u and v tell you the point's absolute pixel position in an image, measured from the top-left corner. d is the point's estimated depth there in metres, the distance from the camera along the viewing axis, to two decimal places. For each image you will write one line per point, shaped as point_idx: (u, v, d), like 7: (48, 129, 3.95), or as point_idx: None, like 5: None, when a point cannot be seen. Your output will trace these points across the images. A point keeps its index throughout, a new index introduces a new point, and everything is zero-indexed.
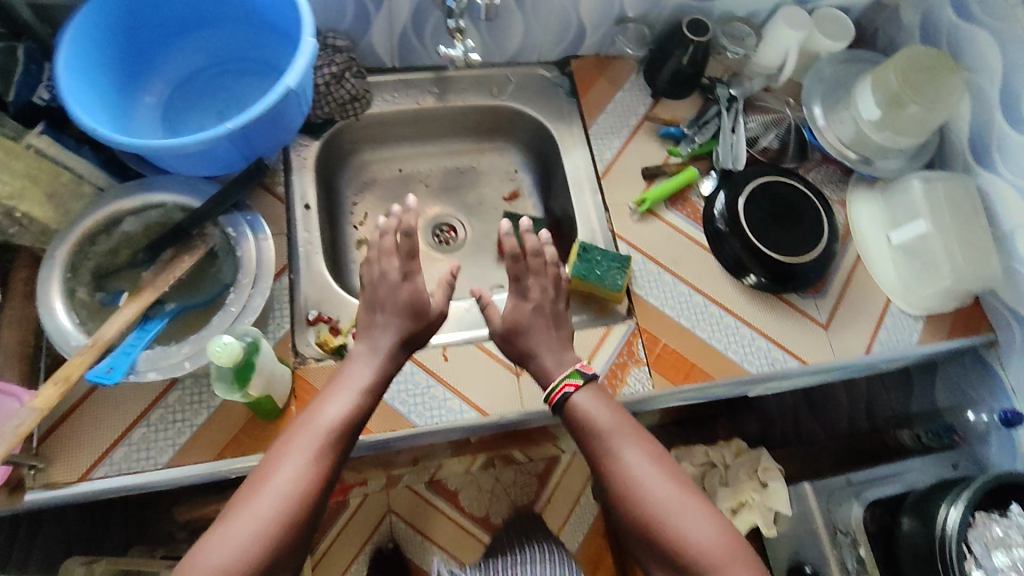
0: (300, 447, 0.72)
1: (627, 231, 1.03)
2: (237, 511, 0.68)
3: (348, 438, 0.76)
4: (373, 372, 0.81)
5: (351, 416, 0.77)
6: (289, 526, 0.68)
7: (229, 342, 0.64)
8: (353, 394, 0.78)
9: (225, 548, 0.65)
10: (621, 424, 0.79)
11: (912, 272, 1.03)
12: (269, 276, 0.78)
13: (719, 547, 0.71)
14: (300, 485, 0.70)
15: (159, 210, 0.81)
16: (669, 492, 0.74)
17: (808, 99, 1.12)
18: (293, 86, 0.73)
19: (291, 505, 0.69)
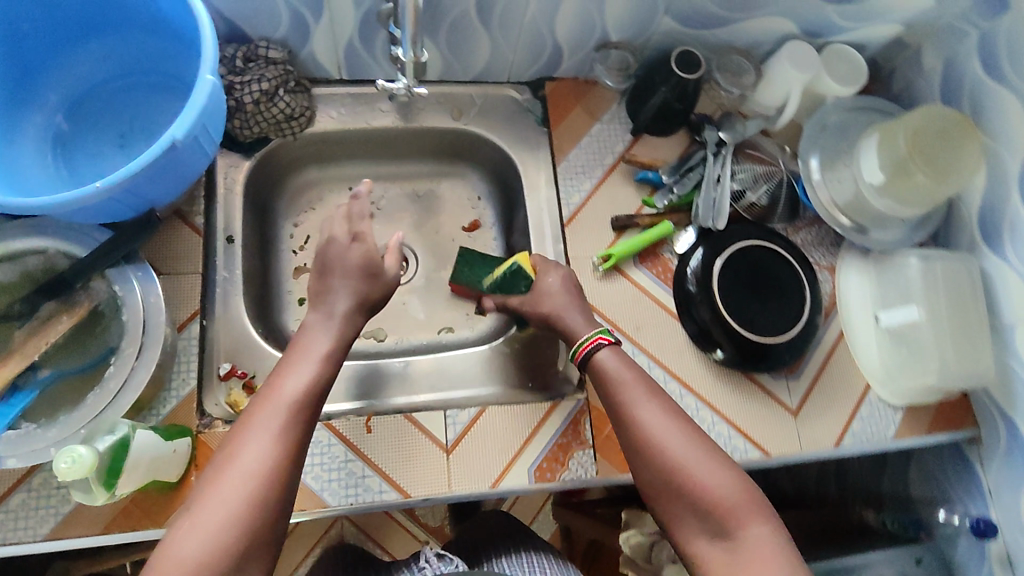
0: (263, 411, 0.65)
1: (587, 289, 0.93)
2: (206, 486, 0.61)
3: (317, 399, 0.69)
4: (340, 335, 0.75)
5: (319, 376, 0.70)
6: (266, 494, 0.61)
7: (82, 453, 0.56)
8: (319, 358, 0.72)
9: (203, 525, 0.58)
10: (630, 386, 0.76)
11: (898, 359, 0.92)
12: (157, 347, 0.69)
13: (742, 499, 0.68)
14: (273, 445, 0.63)
15: (41, 256, 0.70)
16: (686, 450, 0.71)
17: (805, 151, 0.99)
18: (183, 138, 0.61)
19: (268, 470, 0.62)
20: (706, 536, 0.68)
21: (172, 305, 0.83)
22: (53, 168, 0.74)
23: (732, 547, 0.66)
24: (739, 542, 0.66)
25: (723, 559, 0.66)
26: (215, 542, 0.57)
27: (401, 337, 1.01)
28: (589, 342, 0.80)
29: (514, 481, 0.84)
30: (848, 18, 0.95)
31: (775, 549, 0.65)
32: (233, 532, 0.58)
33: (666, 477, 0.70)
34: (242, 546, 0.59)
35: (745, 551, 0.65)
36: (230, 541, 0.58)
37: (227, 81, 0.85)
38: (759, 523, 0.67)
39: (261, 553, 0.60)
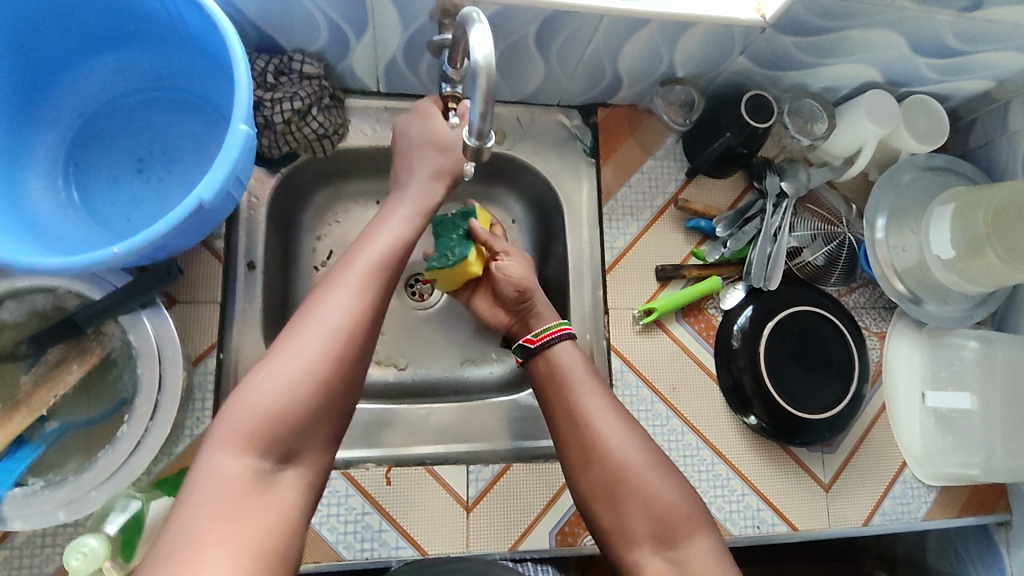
0: (352, 270, 0.62)
1: (625, 343, 0.88)
2: (285, 339, 0.57)
3: (400, 261, 0.66)
4: (422, 219, 0.71)
5: (402, 248, 0.66)
6: (343, 359, 0.58)
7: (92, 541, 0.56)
8: (407, 233, 0.68)
9: (280, 377, 0.55)
10: (583, 382, 0.74)
11: (943, 443, 0.90)
12: (173, 408, 0.65)
13: (688, 510, 0.66)
14: (357, 307, 0.60)
15: (50, 295, 0.65)
16: (634, 452, 0.69)
17: (872, 208, 0.92)
18: (211, 200, 0.55)
19: (348, 331, 0.58)
20: (650, 544, 0.65)
21: (187, 337, 0.77)
22: (64, 193, 0.68)
23: (674, 558, 0.64)
24: (683, 553, 0.64)
25: (667, 570, 0.63)
26: (291, 397, 0.55)
27: (425, 369, 0.96)
28: (556, 329, 0.79)
29: (533, 544, 0.80)
30: (937, 71, 0.86)
31: (719, 563, 0.63)
32: (311, 390, 0.56)
33: (612, 477, 0.68)
34: (315, 406, 0.56)
35: (688, 564, 0.63)
36: (308, 399, 0.55)
37: (256, 97, 0.77)
38: (702, 535, 0.65)
39: (332, 418, 0.58)
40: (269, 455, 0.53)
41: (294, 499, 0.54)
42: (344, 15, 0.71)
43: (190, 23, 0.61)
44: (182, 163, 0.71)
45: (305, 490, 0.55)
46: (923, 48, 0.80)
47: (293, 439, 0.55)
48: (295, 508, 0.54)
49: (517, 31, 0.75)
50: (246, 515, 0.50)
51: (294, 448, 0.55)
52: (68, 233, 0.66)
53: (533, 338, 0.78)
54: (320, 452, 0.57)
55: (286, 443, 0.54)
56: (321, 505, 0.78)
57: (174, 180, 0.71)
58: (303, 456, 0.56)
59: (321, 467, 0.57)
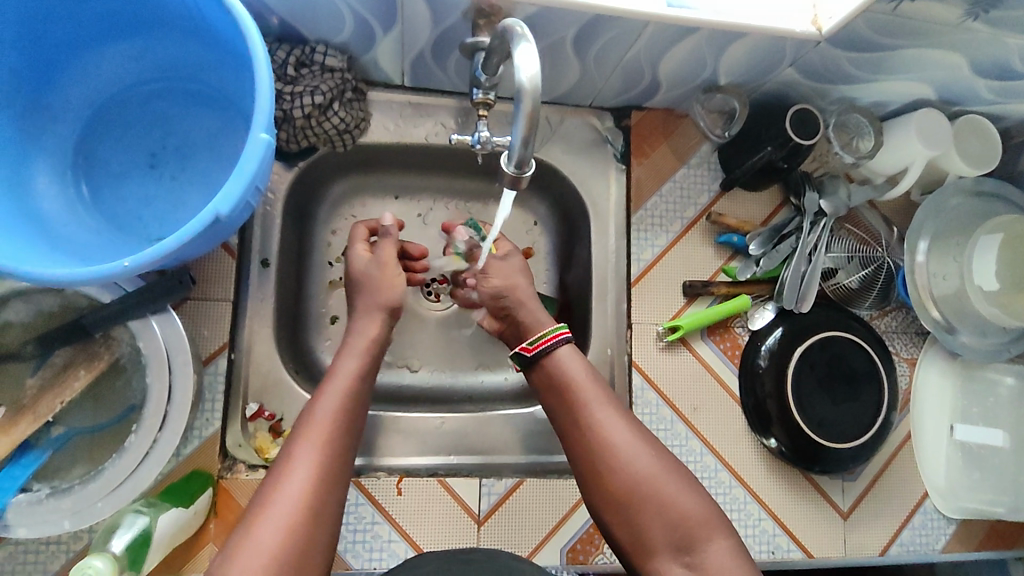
0: (308, 435, 0.59)
1: (646, 359, 0.86)
2: (245, 522, 0.54)
3: (359, 409, 0.64)
4: (371, 354, 0.69)
5: (357, 396, 0.64)
6: (307, 523, 0.55)
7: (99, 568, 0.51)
8: (356, 373, 0.66)
9: (244, 561, 0.51)
10: (588, 388, 0.69)
11: (968, 478, 0.88)
12: (183, 418, 0.62)
13: (705, 513, 0.62)
14: (315, 472, 0.57)
15: (57, 295, 0.63)
16: (645, 459, 0.65)
17: (914, 231, 0.88)
18: (227, 214, 0.52)
19: (310, 498, 0.56)
20: (668, 552, 0.61)
21: (198, 337, 0.75)
22: (73, 188, 0.65)
23: (694, 564, 0.60)
24: (702, 559, 0.60)
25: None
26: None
27: (439, 372, 0.93)
28: (551, 336, 0.73)
29: (544, 560, 0.79)
30: (997, 92, 0.81)
31: (740, 565, 0.59)
32: (277, 564, 0.52)
33: (625, 488, 0.64)
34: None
35: (707, 568, 0.59)
36: (275, 575, 0.51)
37: (275, 89, 0.74)
38: (721, 537, 0.61)
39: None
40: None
41: None
42: (373, 10, 0.67)
43: (210, 15, 0.57)
44: (196, 159, 0.68)
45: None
46: (985, 70, 0.76)
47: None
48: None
49: (556, 34, 0.71)
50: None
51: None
52: (75, 233, 0.63)
53: (528, 346, 0.72)
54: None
55: None
56: None
57: (187, 178, 0.68)
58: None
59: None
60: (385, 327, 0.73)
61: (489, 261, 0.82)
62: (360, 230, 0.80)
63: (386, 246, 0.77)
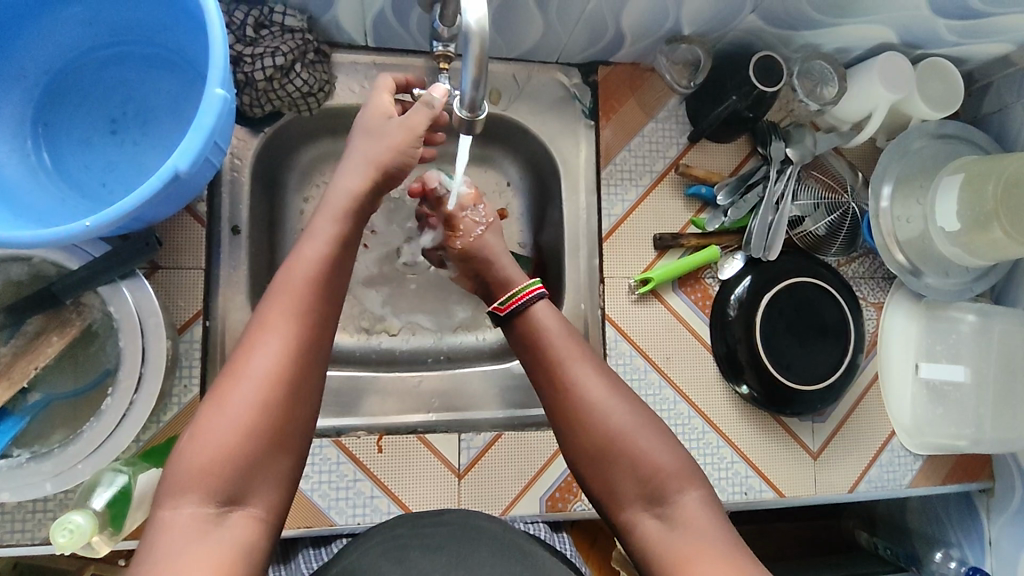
0: (281, 302, 0.56)
1: (619, 313, 0.87)
2: (218, 393, 0.53)
3: (335, 267, 0.60)
4: (351, 216, 0.63)
5: (337, 263, 0.60)
6: (281, 397, 0.54)
7: (81, 523, 0.54)
8: (333, 240, 0.61)
9: (216, 434, 0.51)
10: (563, 345, 0.68)
11: (932, 413, 0.91)
12: (158, 379, 0.63)
13: (676, 465, 0.62)
14: (289, 343, 0.55)
15: (26, 263, 0.63)
16: (619, 413, 0.64)
17: (879, 176, 0.90)
18: (187, 170, 0.53)
19: (284, 370, 0.54)
20: (639, 503, 0.61)
21: (171, 305, 0.75)
22: (34, 156, 0.65)
23: (665, 514, 0.60)
24: (674, 510, 0.60)
25: (659, 527, 0.60)
26: (228, 452, 0.51)
27: (416, 334, 0.94)
28: (525, 292, 0.72)
29: (523, 510, 0.81)
30: (954, 33, 0.83)
31: (710, 515, 0.60)
32: (251, 436, 0.52)
33: (598, 443, 0.63)
34: (259, 450, 0.52)
35: (682, 520, 0.59)
36: (249, 448, 0.52)
37: (236, 52, 0.73)
38: (691, 488, 0.61)
39: (282, 457, 0.53)
40: (213, 508, 0.50)
41: (248, 540, 0.50)
42: None
43: None
44: (157, 124, 0.68)
45: (263, 531, 0.52)
46: (943, 9, 0.77)
47: (240, 490, 0.51)
48: (254, 552, 0.50)
49: None
50: (200, 570, 0.47)
51: (243, 494, 0.51)
52: (41, 200, 0.63)
53: (500, 307, 0.72)
54: (275, 491, 0.53)
55: (230, 491, 0.51)
56: (311, 472, 0.77)
57: (149, 142, 0.67)
58: (252, 500, 0.52)
59: (279, 505, 0.53)
60: (373, 188, 0.65)
61: (461, 217, 0.83)
62: (389, 83, 0.72)
63: (416, 113, 0.65)
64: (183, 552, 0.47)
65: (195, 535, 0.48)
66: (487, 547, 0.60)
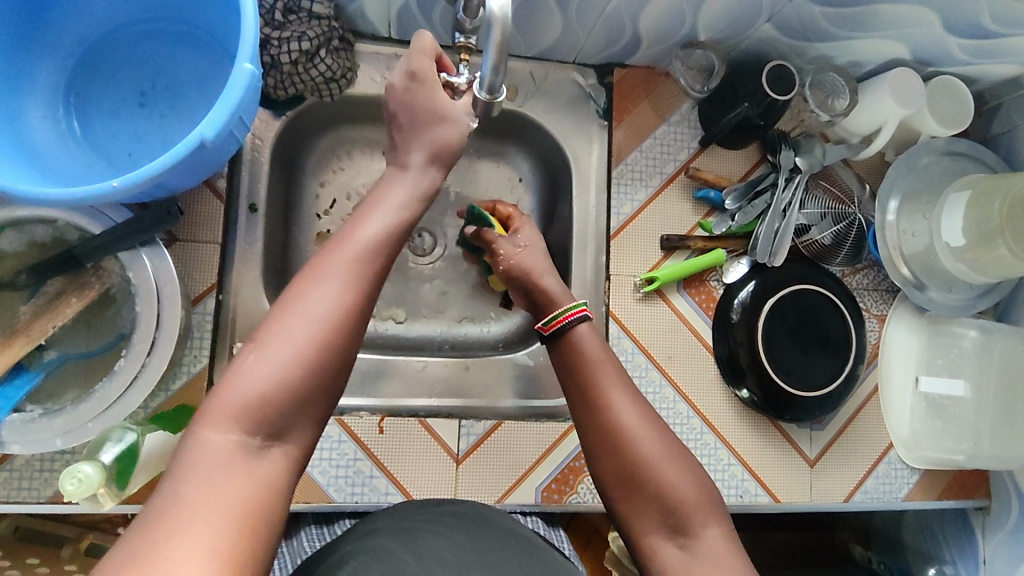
0: (342, 255, 0.57)
1: (623, 310, 0.89)
2: (268, 329, 0.52)
3: (396, 247, 0.60)
4: (421, 200, 0.65)
5: (396, 229, 0.61)
6: (330, 345, 0.53)
7: (88, 474, 0.56)
8: (393, 208, 0.62)
9: (262, 368, 0.51)
10: (606, 370, 0.70)
11: (930, 427, 0.91)
12: (170, 346, 0.65)
13: (703, 500, 0.63)
14: (344, 294, 0.55)
15: (49, 226, 0.65)
16: (653, 442, 0.65)
17: (886, 190, 0.92)
18: (212, 139, 0.55)
19: (336, 320, 0.54)
20: (663, 531, 0.62)
21: (186, 276, 0.77)
22: (64, 123, 0.67)
23: (686, 544, 0.62)
24: (696, 542, 0.61)
25: (679, 555, 0.61)
26: (271, 388, 0.50)
27: (422, 321, 0.96)
28: (568, 314, 0.74)
29: (519, 499, 0.82)
30: (966, 52, 0.84)
31: (732, 552, 0.61)
32: (296, 379, 0.51)
33: (632, 467, 0.64)
34: (300, 392, 0.52)
35: (701, 550, 0.61)
36: (290, 389, 0.51)
37: (263, 35, 0.76)
38: (715, 524, 0.62)
39: (316, 405, 0.53)
40: (248, 443, 0.49)
41: (276, 480, 0.50)
42: None
43: None
44: (185, 99, 0.70)
45: (292, 476, 0.51)
46: (955, 26, 0.79)
47: (275, 427, 0.50)
48: (278, 493, 0.49)
49: None
50: (224, 499, 0.46)
51: (277, 432, 0.51)
52: (69, 165, 0.65)
53: (544, 327, 0.74)
54: (305, 436, 0.53)
55: (266, 427, 0.50)
56: None
57: (176, 117, 0.70)
58: (287, 439, 0.51)
59: (309, 449, 0.53)
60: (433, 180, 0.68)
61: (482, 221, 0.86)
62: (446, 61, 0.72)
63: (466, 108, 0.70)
64: (215, 476, 0.46)
65: (228, 467, 0.47)
66: (492, 535, 0.61)
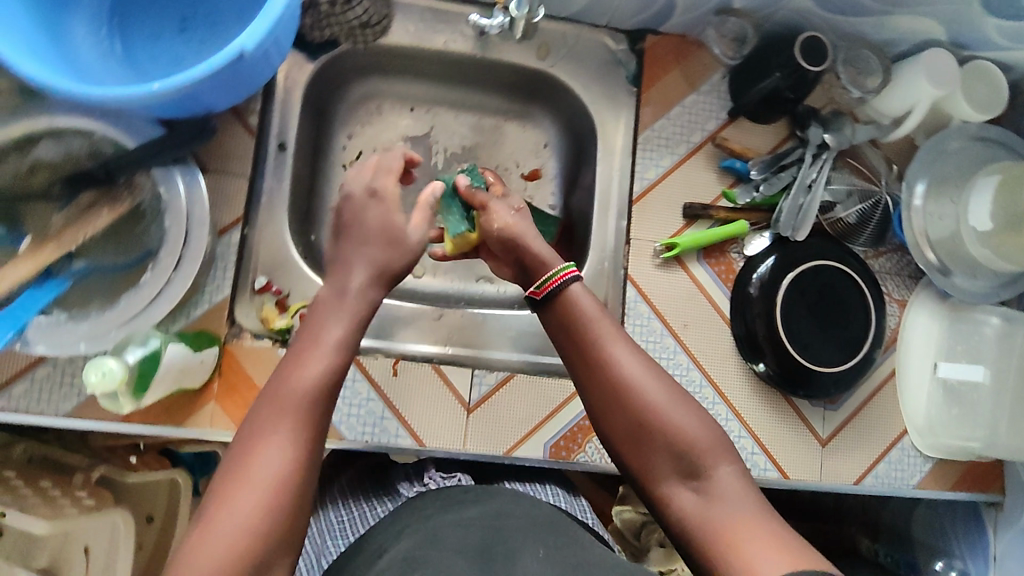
0: (280, 411, 0.55)
1: (642, 274, 0.88)
2: (219, 497, 0.51)
3: (335, 380, 0.58)
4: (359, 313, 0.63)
5: (338, 362, 0.59)
6: (286, 501, 0.51)
7: (112, 368, 0.57)
8: (333, 343, 0.60)
9: (219, 538, 0.48)
10: (601, 326, 0.68)
11: (946, 415, 0.90)
12: (196, 262, 0.66)
13: (712, 440, 0.62)
14: (291, 449, 0.53)
15: (86, 138, 0.67)
16: (655, 391, 0.64)
17: (912, 174, 0.90)
18: (252, 51, 0.57)
19: (288, 476, 0.52)
20: (677, 477, 0.62)
21: (213, 208, 0.79)
22: (107, 43, 0.69)
23: (701, 488, 0.60)
24: (710, 484, 0.60)
25: (695, 499, 0.60)
26: (230, 559, 0.48)
27: (440, 277, 0.96)
28: (558, 276, 0.70)
29: (526, 453, 0.82)
30: (1004, 35, 0.84)
31: (746, 488, 0.60)
32: (256, 541, 0.49)
33: (636, 420, 0.64)
34: (264, 555, 0.49)
35: (716, 491, 0.60)
36: (252, 556, 0.49)
37: None
38: (726, 463, 0.62)
39: (284, 557, 0.51)
40: None
41: None
42: None
43: None
44: (224, 27, 0.72)
45: None
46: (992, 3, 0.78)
47: None
48: None
49: None
50: None
51: None
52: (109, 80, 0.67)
53: (536, 290, 0.70)
54: None
55: None
56: None
57: (213, 43, 0.71)
58: None
59: None
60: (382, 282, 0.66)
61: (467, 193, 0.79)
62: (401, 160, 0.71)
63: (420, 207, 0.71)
64: None
65: None
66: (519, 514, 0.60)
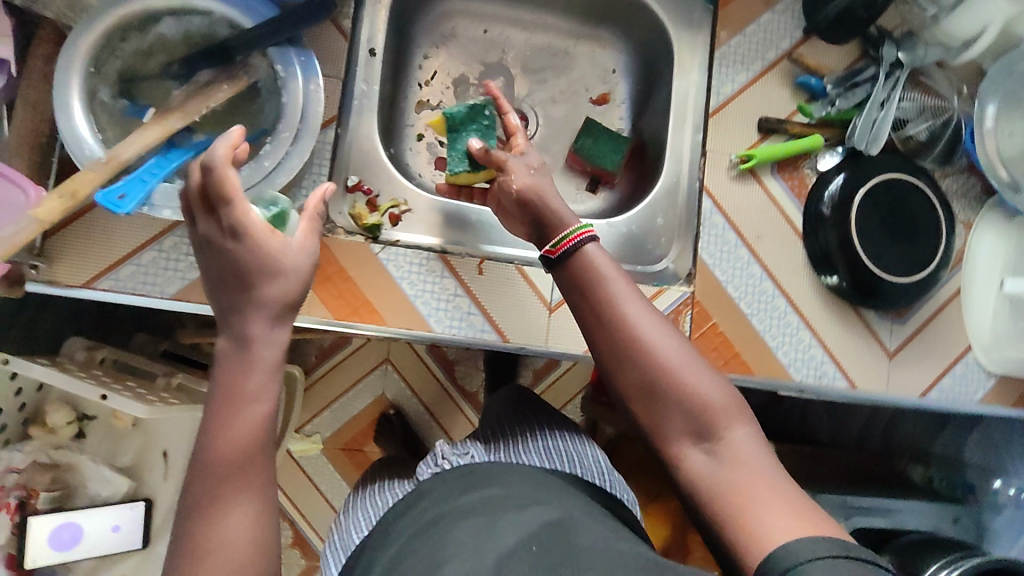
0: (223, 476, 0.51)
1: (718, 186, 0.90)
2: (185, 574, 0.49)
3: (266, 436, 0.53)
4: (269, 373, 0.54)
5: (261, 431, 0.53)
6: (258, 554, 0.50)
7: None
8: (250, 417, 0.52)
9: None
10: (614, 285, 0.64)
11: (1014, 327, 0.92)
12: (313, 135, 0.73)
13: (728, 401, 0.59)
14: (252, 503, 0.52)
15: (203, 19, 0.73)
16: (671, 350, 0.61)
17: (985, 93, 0.92)
18: None
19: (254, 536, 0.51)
20: (689, 438, 0.58)
21: None
22: None
23: (712, 449, 0.57)
24: (724, 446, 0.57)
25: (707, 462, 0.57)
26: None
27: None
28: (573, 236, 0.67)
29: None
30: None
31: (758, 450, 0.57)
32: None
33: (648, 381, 0.60)
34: None
35: (730, 454, 0.56)
36: None
37: None
38: (741, 425, 0.58)
39: None
40: None
41: None
42: None
43: None
44: None
45: None
46: None
47: None
48: None
49: None
50: None
51: None
52: None
53: (551, 249, 0.67)
54: None
55: None
56: (414, 280, 0.82)
57: None
58: None
59: None
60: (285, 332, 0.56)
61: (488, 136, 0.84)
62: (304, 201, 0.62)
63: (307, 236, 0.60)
64: None
65: None
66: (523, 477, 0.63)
